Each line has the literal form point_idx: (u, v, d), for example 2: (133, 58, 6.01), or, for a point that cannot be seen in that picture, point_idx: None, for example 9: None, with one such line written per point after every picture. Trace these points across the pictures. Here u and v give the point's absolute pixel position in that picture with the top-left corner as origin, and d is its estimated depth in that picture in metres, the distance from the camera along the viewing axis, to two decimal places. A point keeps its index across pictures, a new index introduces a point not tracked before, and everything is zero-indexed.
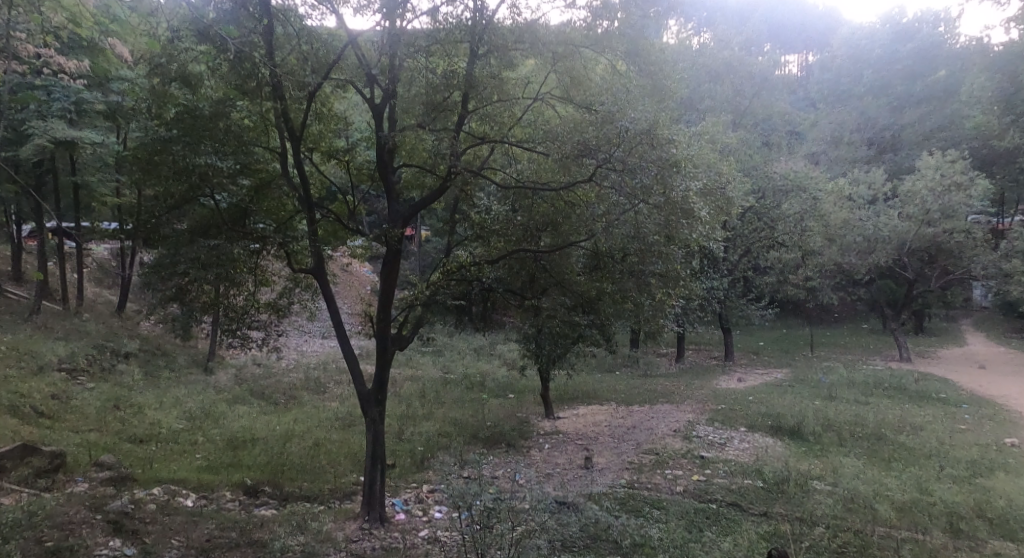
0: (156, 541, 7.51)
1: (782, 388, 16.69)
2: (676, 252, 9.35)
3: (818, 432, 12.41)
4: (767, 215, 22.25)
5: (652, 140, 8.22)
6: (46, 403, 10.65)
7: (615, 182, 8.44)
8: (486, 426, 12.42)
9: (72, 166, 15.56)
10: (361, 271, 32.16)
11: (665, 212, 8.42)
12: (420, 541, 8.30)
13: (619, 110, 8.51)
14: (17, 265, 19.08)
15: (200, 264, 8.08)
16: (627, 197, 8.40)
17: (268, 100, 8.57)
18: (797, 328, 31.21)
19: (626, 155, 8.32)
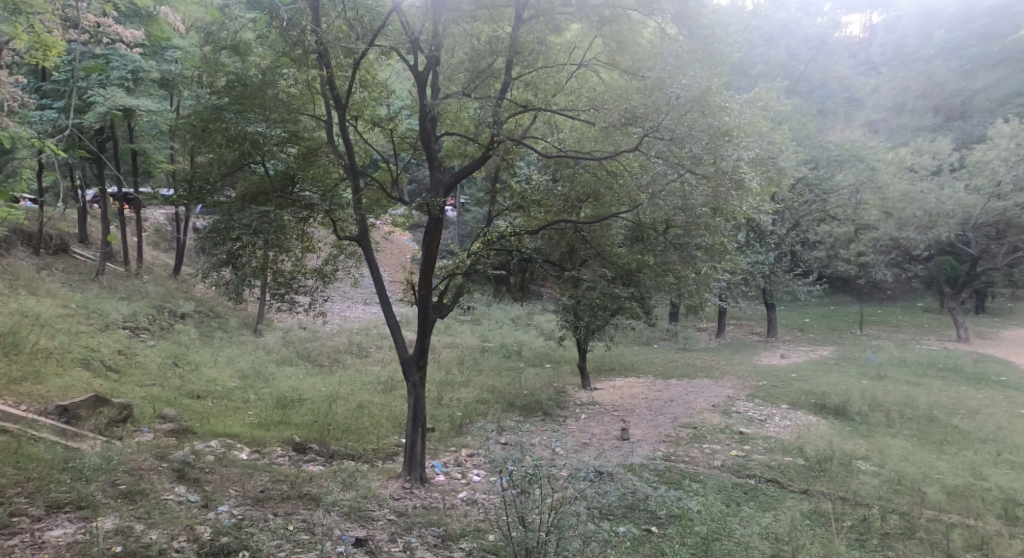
0: (216, 489, 8.03)
1: (828, 366, 16.28)
2: (722, 224, 9.24)
3: (866, 412, 12.07)
4: (820, 188, 22.26)
5: (704, 108, 8.19)
6: (111, 358, 11.33)
7: (663, 153, 8.37)
8: (523, 395, 12.59)
9: (131, 133, 16.25)
10: (400, 241, 32.96)
11: (714, 181, 8.44)
12: (459, 502, 8.72)
13: (669, 75, 8.30)
14: (83, 227, 20.09)
15: (252, 230, 8.31)
16: (674, 166, 8.40)
17: (314, 68, 8.80)
18: (847, 305, 30.22)
19: (675, 124, 8.28)
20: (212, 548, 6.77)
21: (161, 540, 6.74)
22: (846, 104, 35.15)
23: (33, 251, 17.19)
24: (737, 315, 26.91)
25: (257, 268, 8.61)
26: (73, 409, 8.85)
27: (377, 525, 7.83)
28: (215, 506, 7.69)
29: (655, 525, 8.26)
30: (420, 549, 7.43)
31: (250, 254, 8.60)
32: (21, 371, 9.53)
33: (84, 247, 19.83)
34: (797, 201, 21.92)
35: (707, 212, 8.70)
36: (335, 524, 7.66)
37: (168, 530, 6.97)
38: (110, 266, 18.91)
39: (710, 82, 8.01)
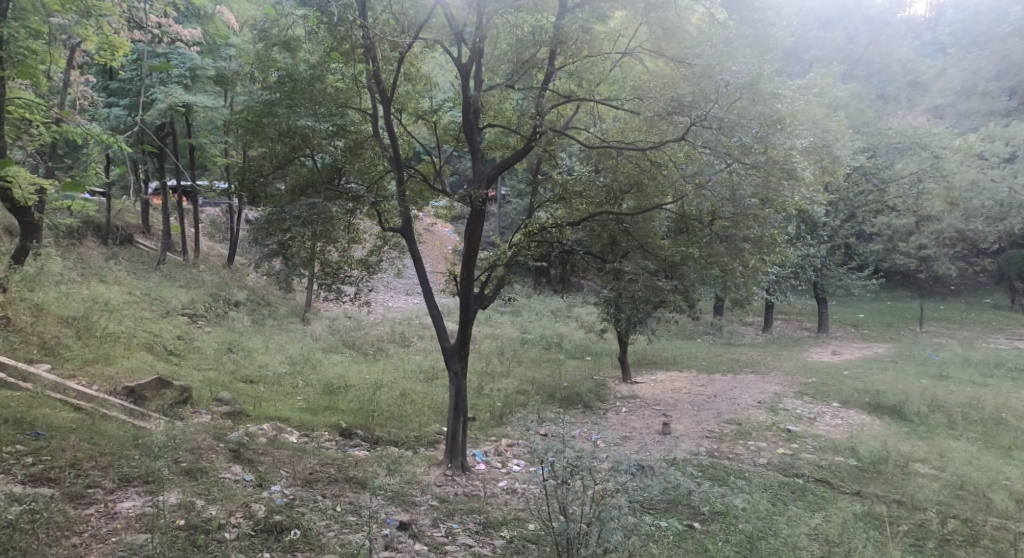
0: (269, 470, 8.37)
1: (884, 364, 15.67)
2: (771, 216, 8.99)
3: (925, 413, 11.52)
4: (878, 177, 21.73)
5: (754, 95, 7.94)
6: (172, 342, 11.95)
7: (710, 142, 8.20)
8: (563, 387, 12.64)
9: (189, 128, 17.04)
10: (443, 232, 33.83)
11: (764, 170, 8.24)
12: (500, 491, 8.83)
13: (718, 62, 8.06)
14: (147, 219, 21.15)
15: (302, 222, 8.57)
16: (721, 156, 8.24)
17: (361, 62, 8.92)
18: (906, 299, 28.99)
19: (723, 113, 8.02)
20: (266, 524, 6.97)
21: (220, 515, 7.00)
22: (909, 89, 33.62)
23: (103, 240, 18.19)
24: (785, 310, 26.06)
25: (306, 258, 8.87)
26: (139, 390, 9.37)
27: (420, 509, 8.00)
28: (269, 486, 7.99)
29: (697, 521, 8.12)
30: (462, 535, 7.59)
31: (300, 244, 8.85)
32: (92, 353, 10.19)
33: (146, 238, 20.78)
34: (852, 190, 21.10)
35: (756, 203, 8.49)
36: (380, 508, 7.85)
37: (226, 506, 7.22)
38: (172, 256, 19.83)
39: (762, 69, 7.78)
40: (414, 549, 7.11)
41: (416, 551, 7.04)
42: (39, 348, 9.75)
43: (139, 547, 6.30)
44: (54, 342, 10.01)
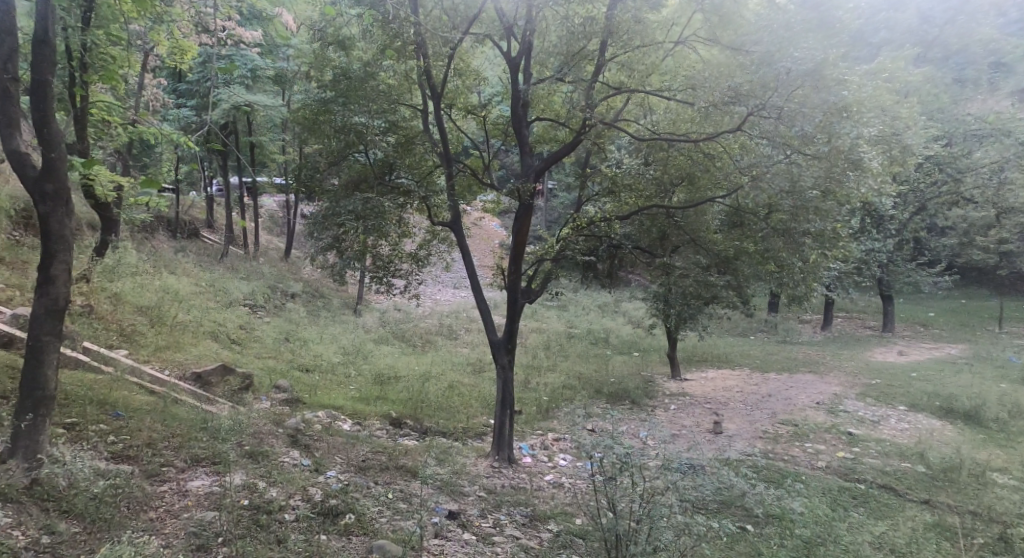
0: (324, 456, 8.47)
1: (957, 366, 14.88)
2: (835, 208, 8.54)
3: (1003, 419, 10.80)
4: (954, 166, 19.68)
5: (818, 82, 7.54)
6: (235, 332, 12.63)
7: (769, 132, 8.05)
8: (609, 383, 12.72)
9: (250, 126, 17.94)
10: (489, 225, 35.07)
11: (827, 162, 7.89)
12: (545, 485, 8.79)
13: (778, 48, 7.58)
14: (210, 215, 22.46)
15: (356, 216, 8.81)
16: (780, 147, 8.09)
17: (412, 58, 8.98)
18: (983, 295, 27.60)
19: (784, 102, 7.80)
20: (323, 507, 6.88)
21: (280, 497, 6.95)
22: None
23: (171, 235, 19.25)
24: (846, 307, 24.99)
25: (359, 252, 9.08)
26: (205, 376, 9.79)
27: (467, 500, 8.01)
28: (324, 471, 8.01)
29: (751, 523, 7.64)
30: (510, 526, 7.50)
31: (352, 239, 9.05)
32: (164, 341, 10.83)
33: (213, 233, 22.16)
34: (924, 181, 19.62)
35: (817, 195, 8.07)
36: (429, 496, 7.83)
37: (285, 489, 7.17)
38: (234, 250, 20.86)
39: (827, 56, 7.29)
40: (463, 539, 7.01)
41: (464, 541, 6.93)
42: (117, 335, 10.41)
43: (207, 524, 6.21)
44: (130, 330, 10.70)
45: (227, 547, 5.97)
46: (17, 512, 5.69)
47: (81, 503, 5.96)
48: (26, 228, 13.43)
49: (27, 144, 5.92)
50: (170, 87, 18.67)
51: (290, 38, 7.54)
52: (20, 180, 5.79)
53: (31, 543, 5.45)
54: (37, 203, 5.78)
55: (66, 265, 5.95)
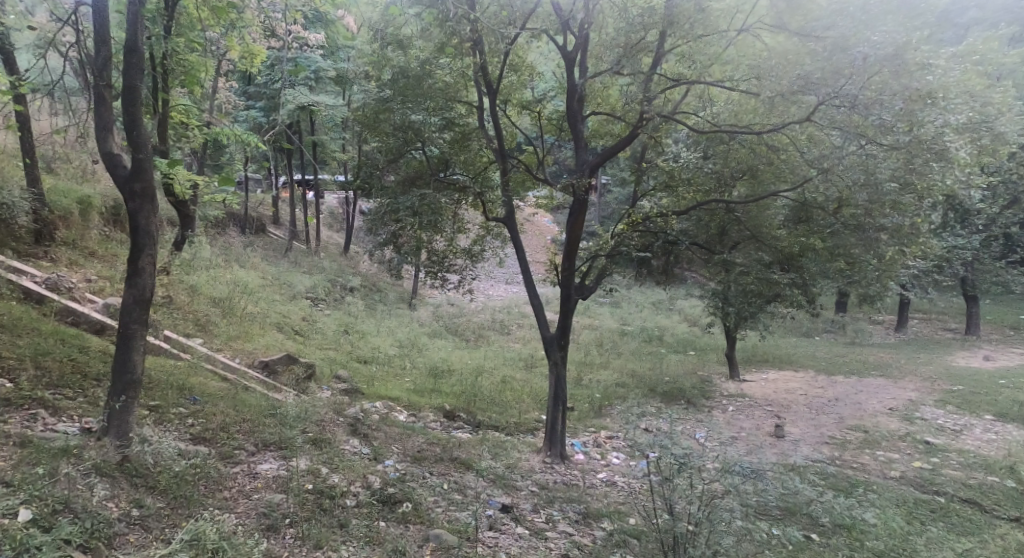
0: (382, 445, 8.33)
1: None
2: (915, 203, 8.14)
3: None
4: None
5: (899, 68, 7.15)
6: (299, 323, 13.08)
7: (842, 121, 7.69)
8: (664, 382, 12.57)
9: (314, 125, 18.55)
10: (543, 221, 35.31)
11: (906, 151, 7.53)
12: (598, 482, 8.59)
13: (854, 33, 7.24)
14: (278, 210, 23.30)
15: (413, 212, 8.89)
16: (854, 137, 7.72)
17: (468, 56, 9.15)
18: None
19: (861, 90, 7.40)
20: (382, 494, 6.85)
21: (341, 484, 6.87)
22: None
23: (240, 230, 20.02)
24: (923, 308, 23.84)
25: (415, 247, 9.18)
26: (272, 364, 10.03)
27: (520, 494, 7.74)
28: (383, 460, 7.86)
29: (817, 533, 6.91)
30: (562, 522, 7.20)
31: (408, 234, 9.15)
32: (235, 330, 11.27)
33: (279, 228, 23.00)
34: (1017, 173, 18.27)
35: (896, 188, 7.68)
36: (483, 489, 7.65)
37: (346, 475, 7.09)
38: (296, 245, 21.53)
39: (910, 38, 6.98)
40: (516, 532, 6.78)
41: (517, 535, 6.72)
42: (194, 324, 10.88)
43: (276, 505, 6.29)
44: (205, 319, 11.16)
45: (294, 529, 6.03)
46: (109, 485, 5.81)
47: (163, 480, 6.08)
48: (118, 224, 13.92)
49: (120, 145, 6.22)
50: (240, 91, 19.71)
51: (353, 38, 7.61)
52: (112, 180, 6.11)
53: (123, 515, 5.60)
54: (126, 201, 6.04)
55: (153, 258, 6.16)
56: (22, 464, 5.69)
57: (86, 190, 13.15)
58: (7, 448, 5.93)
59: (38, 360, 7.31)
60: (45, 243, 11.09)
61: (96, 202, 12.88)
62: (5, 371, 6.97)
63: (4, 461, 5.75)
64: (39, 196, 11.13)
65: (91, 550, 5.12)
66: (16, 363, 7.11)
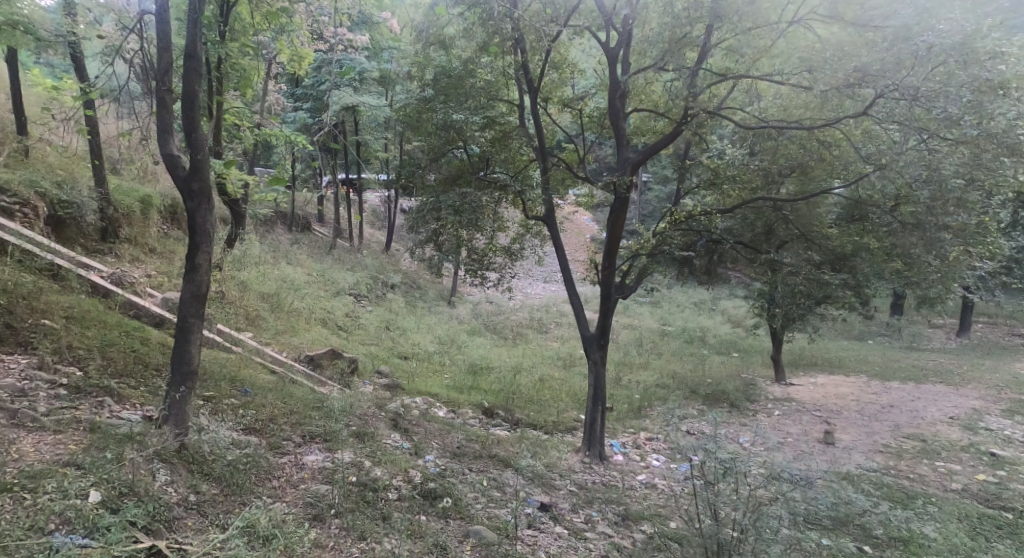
0: (422, 440, 8.33)
1: None
2: (984, 200, 7.79)
3: None
4: None
5: (966, 58, 6.87)
6: (342, 319, 13.22)
7: (903, 115, 7.37)
8: (706, 383, 12.37)
9: (357, 124, 18.73)
10: (583, 220, 35.18)
11: (974, 145, 7.20)
12: (638, 484, 8.47)
13: (918, 22, 6.95)
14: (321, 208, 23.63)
15: (455, 210, 8.88)
16: (915, 130, 7.40)
17: (509, 54, 9.10)
18: None
19: (922, 81, 7.21)
20: (422, 489, 6.85)
21: (384, 477, 6.88)
22: None
23: (285, 228, 20.35)
24: (987, 311, 22.97)
25: (455, 245, 9.17)
26: (317, 358, 10.11)
27: (559, 493, 7.66)
28: (423, 455, 7.87)
29: (872, 545, 6.66)
30: (601, 523, 7.10)
31: (448, 232, 9.14)
32: (281, 325, 11.43)
33: (323, 226, 23.32)
34: None
35: (961, 185, 7.38)
36: (521, 486, 7.59)
37: (388, 469, 7.11)
38: (339, 242, 21.79)
39: (980, 26, 6.65)
40: (555, 532, 6.71)
41: (557, 534, 6.64)
42: (245, 318, 11.06)
43: (322, 496, 6.33)
44: (254, 314, 11.34)
45: (339, 520, 6.06)
46: (168, 470, 5.90)
47: (218, 468, 6.14)
48: (175, 223, 14.25)
49: (178, 147, 6.33)
50: (289, 93, 20.04)
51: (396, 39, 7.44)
52: (172, 181, 6.20)
53: (181, 500, 5.69)
54: (184, 201, 6.15)
55: (209, 255, 6.26)
56: (89, 449, 5.80)
57: (147, 189, 13.48)
58: (77, 433, 6.09)
59: (105, 351, 7.45)
60: (109, 241, 11.42)
61: (156, 202, 13.15)
62: (73, 361, 7.15)
63: (74, 446, 5.90)
64: (105, 195, 11.50)
65: (153, 532, 5.24)
66: (85, 353, 7.28)
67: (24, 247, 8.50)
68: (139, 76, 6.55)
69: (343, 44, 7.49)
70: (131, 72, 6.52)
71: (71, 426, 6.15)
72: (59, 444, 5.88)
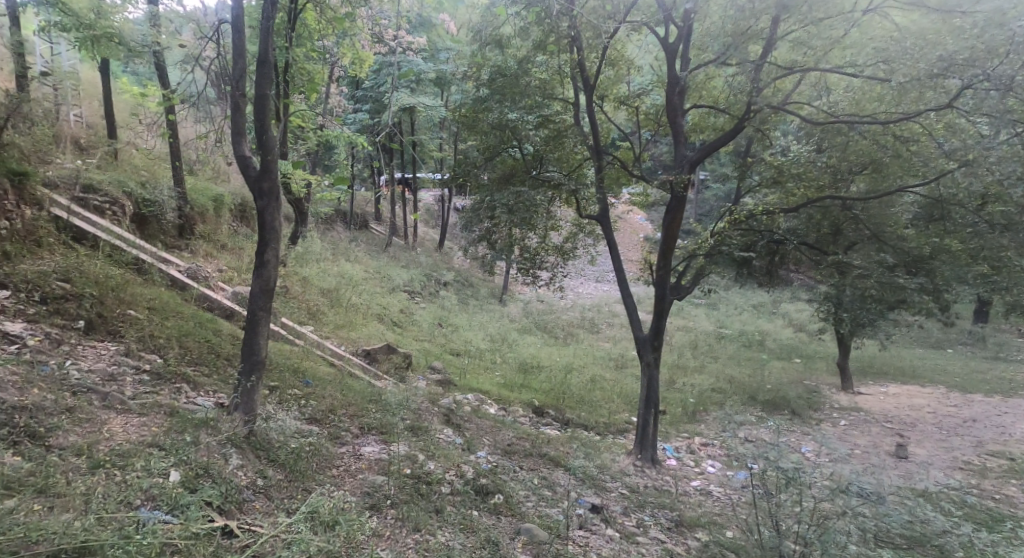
0: (474, 436, 8.29)
1: None
2: None
3: None
4: None
5: None
6: (397, 315, 13.32)
7: (994, 107, 6.88)
8: (766, 389, 12.03)
9: (413, 124, 18.88)
10: (636, 218, 34.77)
11: None
12: (692, 490, 8.25)
13: (1015, 6, 6.78)
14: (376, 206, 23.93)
15: (509, 209, 8.83)
16: (1006, 123, 6.94)
17: (566, 52, 8.98)
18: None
19: (1015, 73, 6.67)
20: (475, 485, 6.81)
21: (438, 471, 6.86)
22: None
23: (343, 225, 20.66)
24: None
25: (507, 243, 9.11)
26: (373, 352, 10.17)
27: (611, 495, 7.51)
28: (475, 451, 7.82)
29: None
30: (654, 528, 6.94)
31: (502, 230, 9.09)
32: (340, 320, 11.56)
33: (379, 224, 23.62)
34: None
35: None
36: (572, 487, 7.47)
37: (442, 463, 7.09)
38: (394, 239, 22.03)
39: None
40: (607, 534, 6.58)
41: (609, 536, 6.51)
42: (306, 312, 11.22)
43: (379, 486, 6.36)
44: (313, 308, 11.51)
45: (395, 510, 6.08)
46: (239, 455, 6.01)
47: (283, 454, 6.24)
48: (245, 221, 14.56)
49: (249, 149, 6.42)
50: (350, 94, 20.33)
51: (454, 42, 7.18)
52: (243, 180, 6.33)
53: (250, 483, 5.77)
54: (255, 200, 6.29)
55: (277, 252, 6.36)
56: (171, 431, 5.92)
57: (219, 188, 13.85)
58: (159, 416, 6.25)
59: (182, 340, 7.63)
60: (186, 237, 11.69)
61: (225, 201, 13.48)
62: (154, 349, 7.34)
63: (156, 427, 6.05)
64: (183, 194, 11.81)
65: (226, 513, 5.32)
66: (165, 342, 7.46)
67: (112, 242, 8.74)
68: (214, 82, 6.70)
69: (402, 48, 7.38)
70: (207, 79, 6.61)
71: (153, 410, 6.30)
72: (144, 425, 6.05)
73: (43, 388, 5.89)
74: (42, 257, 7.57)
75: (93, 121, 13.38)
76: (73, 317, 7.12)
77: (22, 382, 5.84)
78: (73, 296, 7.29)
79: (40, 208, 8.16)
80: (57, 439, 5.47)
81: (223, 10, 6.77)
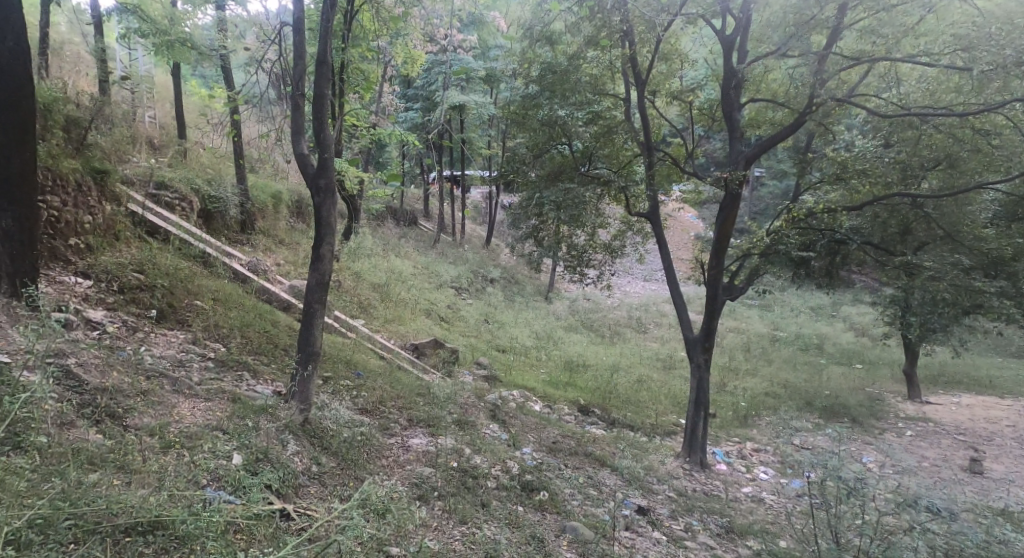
0: (520, 432, 8.20)
1: None
2: None
3: None
4: None
5: None
6: (445, 311, 13.33)
7: None
8: (822, 395, 11.64)
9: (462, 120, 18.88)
10: (687, 216, 34.18)
11: None
12: (743, 496, 8.01)
13: None
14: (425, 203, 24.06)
15: (557, 206, 8.71)
16: None
17: (617, 47, 8.82)
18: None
19: None
20: (520, 481, 6.71)
21: (484, 466, 6.80)
22: None
23: (393, 222, 20.81)
24: None
25: (555, 239, 8.99)
26: (420, 347, 10.18)
27: (657, 498, 7.33)
28: (520, 447, 7.73)
29: None
30: (703, 534, 6.74)
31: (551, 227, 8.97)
32: (388, 314, 11.60)
33: (427, 220, 23.74)
34: None
35: None
36: (618, 488, 7.31)
37: (488, 458, 7.03)
38: (443, 236, 22.10)
39: None
40: (654, 537, 6.41)
41: (656, 540, 6.34)
42: (357, 306, 11.29)
43: (426, 478, 6.32)
44: (363, 302, 11.57)
45: (442, 502, 6.03)
46: (295, 441, 6.06)
47: (337, 443, 6.27)
48: (300, 217, 14.78)
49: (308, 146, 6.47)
50: (401, 92, 20.50)
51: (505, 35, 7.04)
52: (301, 176, 6.36)
53: (305, 469, 5.81)
54: (312, 195, 6.29)
55: (332, 246, 6.37)
56: (233, 417, 5.98)
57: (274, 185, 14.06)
58: (224, 402, 6.34)
59: (244, 330, 7.73)
60: (248, 232, 11.87)
61: (279, 197, 13.68)
62: (218, 338, 7.45)
63: (222, 412, 6.13)
64: (244, 191, 11.98)
65: (284, 496, 5.33)
66: (228, 331, 7.57)
67: (182, 236, 8.94)
68: (274, 83, 6.80)
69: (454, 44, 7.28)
70: (270, 79, 6.70)
71: (217, 397, 6.39)
72: (210, 410, 6.13)
73: (122, 371, 5.99)
74: (119, 250, 7.75)
75: (160, 121, 13.75)
76: (147, 306, 7.26)
77: (104, 364, 5.97)
78: (146, 286, 7.46)
79: (118, 202, 8.37)
80: (135, 420, 5.55)
81: (284, 13, 6.74)
